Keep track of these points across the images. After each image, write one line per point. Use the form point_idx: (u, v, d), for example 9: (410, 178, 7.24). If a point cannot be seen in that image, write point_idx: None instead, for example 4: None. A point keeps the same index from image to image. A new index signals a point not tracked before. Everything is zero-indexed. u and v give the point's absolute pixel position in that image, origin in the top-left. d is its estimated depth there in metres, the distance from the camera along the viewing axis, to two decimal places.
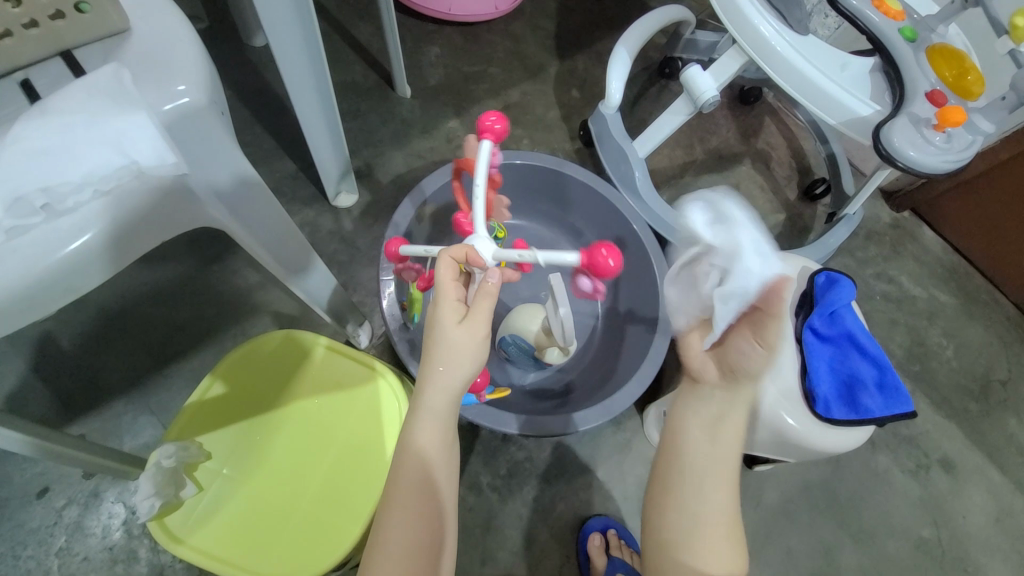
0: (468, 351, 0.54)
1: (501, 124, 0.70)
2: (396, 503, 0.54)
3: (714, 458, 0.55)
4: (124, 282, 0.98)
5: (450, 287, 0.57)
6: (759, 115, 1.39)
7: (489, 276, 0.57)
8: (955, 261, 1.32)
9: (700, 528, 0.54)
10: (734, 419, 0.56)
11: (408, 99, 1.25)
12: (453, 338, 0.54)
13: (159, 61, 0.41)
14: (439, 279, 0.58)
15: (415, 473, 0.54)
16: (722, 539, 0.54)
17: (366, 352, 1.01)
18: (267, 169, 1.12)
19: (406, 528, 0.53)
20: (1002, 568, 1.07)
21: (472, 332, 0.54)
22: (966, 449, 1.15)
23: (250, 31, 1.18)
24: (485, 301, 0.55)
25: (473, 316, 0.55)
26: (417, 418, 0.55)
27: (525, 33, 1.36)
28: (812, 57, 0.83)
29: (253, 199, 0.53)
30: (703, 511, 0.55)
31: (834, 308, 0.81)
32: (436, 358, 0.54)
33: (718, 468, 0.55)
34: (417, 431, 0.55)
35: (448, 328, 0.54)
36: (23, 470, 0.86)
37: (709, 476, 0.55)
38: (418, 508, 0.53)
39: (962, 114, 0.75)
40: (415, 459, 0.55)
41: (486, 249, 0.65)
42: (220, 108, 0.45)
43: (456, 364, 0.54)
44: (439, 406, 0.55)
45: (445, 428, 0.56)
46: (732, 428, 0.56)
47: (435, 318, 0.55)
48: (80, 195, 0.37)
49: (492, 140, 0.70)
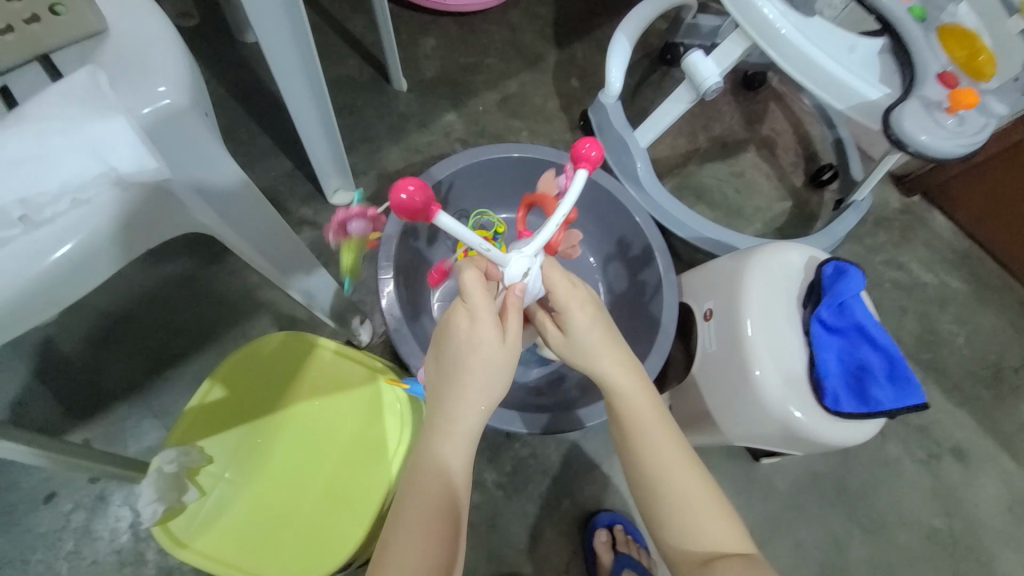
0: (506, 366, 0.56)
1: (597, 153, 0.59)
2: (425, 524, 0.51)
3: (646, 442, 0.60)
4: (122, 286, 0.98)
5: (487, 303, 0.56)
6: (764, 100, 1.35)
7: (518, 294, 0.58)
8: (967, 246, 1.28)
9: (664, 506, 0.58)
10: (643, 401, 0.61)
11: (404, 92, 1.23)
12: (495, 355, 0.55)
13: (138, 62, 0.40)
14: (468, 288, 0.56)
15: (434, 491, 0.52)
16: (688, 507, 0.57)
17: (367, 351, 1.01)
18: (263, 168, 1.11)
19: (427, 546, 0.50)
20: (1015, 556, 1.06)
21: (513, 348, 0.56)
22: (978, 438, 1.13)
23: (242, 27, 1.16)
24: (514, 315, 0.58)
25: (511, 332, 0.57)
26: (447, 436, 0.55)
27: (522, 21, 1.33)
28: (817, 39, 0.80)
29: (239, 201, 0.52)
30: (658, 486, 0.59)
31: (842, 300, 0.79)
32: (479, 375, 0.55)
33: (648, 449, 0.60)
34: (444, 446, 0.54)
35: (490, 344, 0.55)
36: (29, 476, 0.86)
37: (634, 452, 0.61)
38: (446, 524, 0.51)
39: (974, 96, 0.72)
40: (435, 476, 0.53)
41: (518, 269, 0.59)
42: (203, 109, 0.43)
43: (495, 380, 0.55)
44: (469, 419, 0.55)
45: (469, 445, 0.55)
46: (646, 418, 0.61)
47: (474, 334, 0.55)
48: (57, 204, 0.36)
49: (587, 169, 0.61)
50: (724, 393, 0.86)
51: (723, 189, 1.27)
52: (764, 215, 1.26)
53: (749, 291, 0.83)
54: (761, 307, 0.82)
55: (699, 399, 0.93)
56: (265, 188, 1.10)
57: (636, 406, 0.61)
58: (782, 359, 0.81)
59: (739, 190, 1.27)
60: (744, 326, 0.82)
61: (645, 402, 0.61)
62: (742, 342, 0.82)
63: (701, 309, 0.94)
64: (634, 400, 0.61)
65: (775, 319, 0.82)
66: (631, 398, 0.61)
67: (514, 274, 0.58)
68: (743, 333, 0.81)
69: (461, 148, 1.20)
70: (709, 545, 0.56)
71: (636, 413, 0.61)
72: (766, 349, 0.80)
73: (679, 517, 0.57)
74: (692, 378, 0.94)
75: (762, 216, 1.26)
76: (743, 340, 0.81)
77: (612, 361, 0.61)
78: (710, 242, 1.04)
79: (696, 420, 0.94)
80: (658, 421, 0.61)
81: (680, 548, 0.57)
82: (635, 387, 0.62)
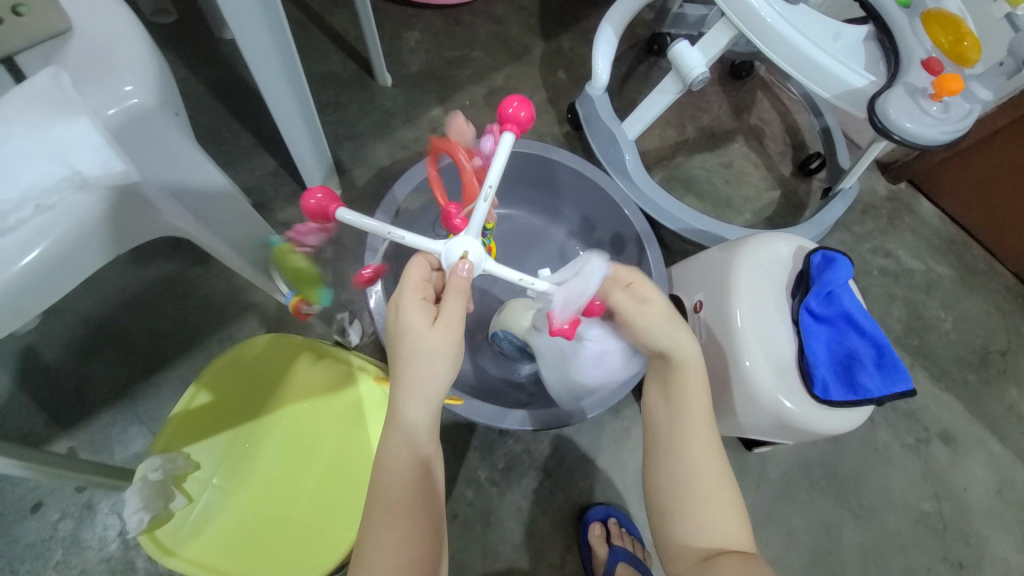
0: (446, 354, 0.53)
1: (525, 112, 0.61)
2: (395, 522, 0.51)
3: (689, 429, 0.64)
4: (103, 291, 0.96)
5: (415, 292, 0.55)
6: (752, 89, 1.35)
7: (460, 271, 0.55)
8: (953, 232, 1.30)
9: (688, 495, 0.61)
10: (698, 387, 0.66)
11: (389, 88, 1.21)
12: (429, 342, 0.52)
13: (101, 62, 0.40)
14: (406, 278, 0.56)
15: (398, 489, 0.53)
16: (710, 499, 0.60)
17: (357, 351, 0.99)
18: (246, 167, 1.09)
19: (401, 544, 0.51)
20: (1003, 537, 1.08)
21: (448, 335, 0.53)
22: (966, 421, 1.14)
23: (220, 23, 1.13)
24: (455, 298, 0.54)
25: (446, 318, 0.53)
26: (405, 435, 0.54)
27: (507, 13, 1.32)
28: (803, 27, 0.79)
29: (216, 198, 0.52)
30: (687, 473, 0.62)
31: (829, 290, 0.80)
32: (414, 367, 0.53)
33: (689, 433, 0.64)
34: (394, 441, 0.54)
35: (423, 333, 0.53)
36: (15, 486, 0.85)
37: (674, 435, 0.64)
38: (422, 518, 0.52)
39: (959, 82, 0.70)
40: (398, 476, 0.53)
41: (462, 244, 0.59)
42: (172, 109, 0.43)
43: (437, 371, 0.53)
44: (419, 414, 0.54)
45: (429, 436, 0.55)
46: (694, 406, 0.65)
47: (405, 325, 0.53)
48: (20, 212, 0.34)
49: (514, 131, 0.62)
50: (714, 383, 0.87)
51: (712, 179, 1.27)
52: (753, 205, 1.26)
53: (739, 282, 0.83)
54: (750, 297, 0.82)
55: None
56: (249, 188, 1.08)
57: (689, 389, 0.65)
58: (770, 349, 0.81)
59: (727, 180, 1.27)
60: (733, 317, 0.81)
61: (701, 388, 0.66)
62: (732, 333, 0.82)
63: (691, 301, 0.94)
64: (690, 383, 0.65)
65: (763, 309, 0.82)
66: (689, 379, 0.66)
67: (454, 252, 0.58)
68: (733, 323, 0.81)
69: None
70: (713, 541, 0.59)
71: (687, 398, 0.65)
72: (755, 339, 0.80)
73: (696, 507, 0.60)
74: None
75: (751, 206, 1.26)
76: (732, 332, 0.81)
77: (690, 346, 0.66)
78: (699, 234, 1.04)
79: None
80: (703, 411, 0.65)
81: (682, 541, 0.60)
82: (694, 372, 0.66)
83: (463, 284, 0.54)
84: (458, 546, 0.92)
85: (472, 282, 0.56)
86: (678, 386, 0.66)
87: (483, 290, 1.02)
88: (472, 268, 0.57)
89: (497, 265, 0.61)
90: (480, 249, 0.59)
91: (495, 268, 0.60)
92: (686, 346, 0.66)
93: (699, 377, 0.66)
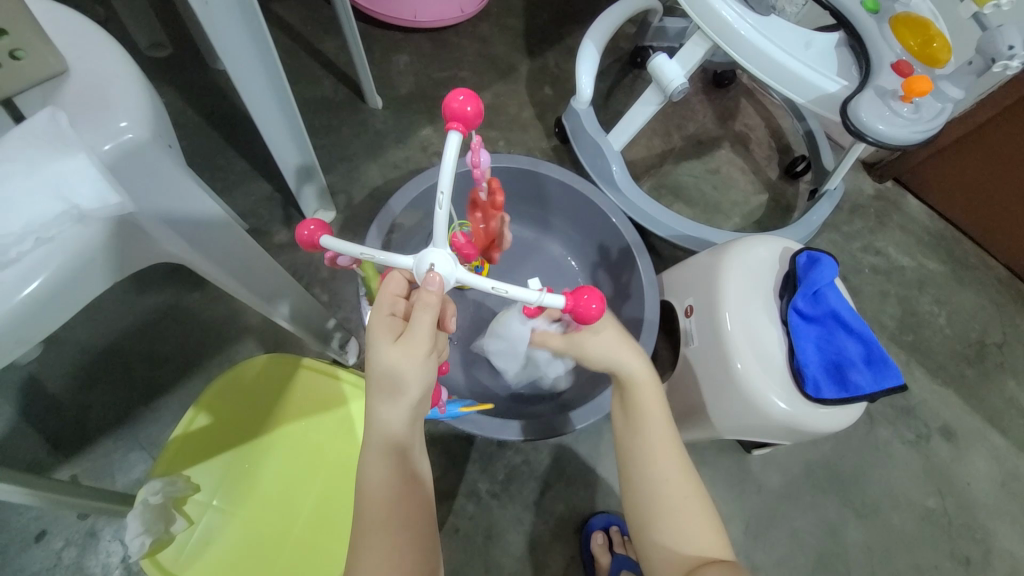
0: (410, 372, 0.53)
1: (472, 107, 0.57)
2: (384, 538, 0.53)
3: (650, 443, 0.65)
4: (102, 320, 0.98)
5: (386, 313, 0.57)
6: (735, 97, 1.38)
7: (429, 285, 0.55)
8: (942, 228, 1.31)
9: (662, 506, 0.62)
10: (651, 395, 0.67)
11: (379, 110, 1.24)
12: (391, 359, 0.53)
13: (99, 102, 0.43)
14: (381, 295, 0.59)
15: (380, 505, 0.54)
16: (682, 509, 0.62)
17: (354, 368, 1.02)
18: (242, 193, 1.12)
19: (392, 558, 0.52)
20: (1010, 532, 1.07)
21: (410, 351, 0.53)
22: (965, 416, 1.15)
23: (214, 54, 1.17)
24: (421, 316, 0.54)
25: (409, 335, 0.53)
26: (384, 450, 0.55)
27: (493, 33, 1.36)
28: (775, 36, 0.82)
29: (214, 229, 0.53)
30: (657, 486, 0.63)
31: (816, 289, 0.81)
32: (381, 386, 0.54)
33: (653, 446, 0.64)
34: (369, 459, 0.55)
35: (386, 349, 0.54)
36: (20, 515, 0.86)
37: (645, 445, 0.65)
38: (408, 532, 0.54)
39: (926, 82, 0.72)
40: (379, 491, 0.54)
41: (445, 267, 0.59)
42: (166, 143, 0.46)
43: (402, 388, 0.54)
44: (392, 431, 0.55)
45: (408, 453, 0.56)
46: (655, 420, 0.66)
47: (372, 341, 0.55)
48: (21, 245, 0.36)
49: (461, 128, 0.58)
50: (705, 388, 0.88)
51: (700, 186, 1.29)
52: (741, 209, 1.28)
53: (726, 285, 0.84)
54: (738, 300, 0.83)
55: (687, 395, 0.94)
56: (245, 213, 1.10)
57: (647, 401, 0.66)
58: (761, 350, 0.82)
59: (715, 186, 1.29)
60: (723, 320, 0.83)
61: (656, 399, 0.67)
62: (722, 336, 0.83)
63: (682, 306, 0.95)
64: (645, 397, 0.67)
65: (752, 311, 0.83)
66: (642, 394, 0.67)
67: (427, 260, 0.58)
68: (722, 325, 0.83)
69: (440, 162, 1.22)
70: (699, 549, 0.60)
71: (644, 412, 0.66)
72: (745, 341, 0.82)
73: (680, 515, 0.61)
74: (679, 376, 0.96)
75: (739, 211, 1.28)
76: (722, 335, 0.83)
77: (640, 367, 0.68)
78: (688, 239, 1.06)
79: (684, 414, 0.96)
80: (661, 424, 0.66)
81: (675, 551, 0.60)
82: (644, 383, 0.67)
83: (432, 300, 0.54)
84: (461, 560, 0.92)
85: (441, 296, 0.55)
86: (632, 399, 0.67)
87: (477, 304, 1.03)
88: (442, 281, 0.56)
89: (470, 274, 0.60)
90: (452, 260, 0.59)
91: (467, 277, 0.60)
92: (635, 367, 0.68)
93: (654, 389, 0.68)
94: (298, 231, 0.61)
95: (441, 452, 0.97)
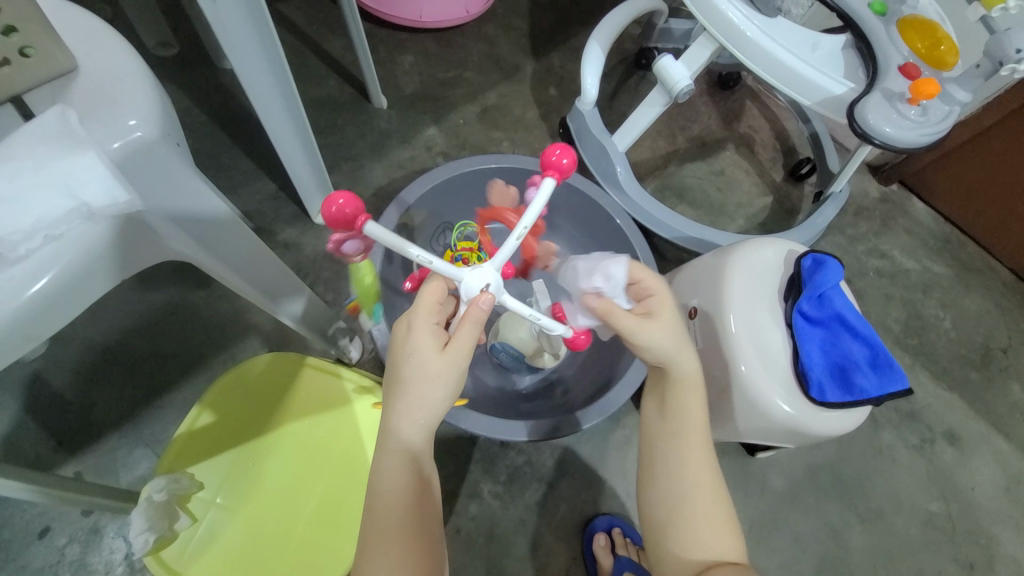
0: (448, 381, 0.54)
1: (567, 160, 0.62)
2: (399, 546, 0.53)
3: (681, 445, 0.64)
4: (107, 317, 0.98)
5: (427, 320, 0.56)
6: (740, 98, 1.38)
7: (482, 304, 0.55)
8: (948, 231, 1.31)
9: (680, 509, 0.62)
10: (693, 397, 0.65)
11: (384, 110, 1.24)
12: (436, 367, 0.53)
13: (107, 101, 0.43)
14: (422, 299, 0.58)
15: (395, 511, 0.54)
16: (705, 512, 0.61)
17: (357, 367, 1.03)
18: (246, 192, 1.12)
19: (404, 562, 0.53)
20: (1014, 538, 1.06)
21: (456, 360, 0.54)
22: (970, 420, 1.14)
23: (220, 54, 1.17)
24: (469, 328, 0.54)
25: (456, 342, 0.54)
26: (403, 457, 0.54)
27: (498, 34, 1.36)
28: (781, 38, 0.82)
29: (223, 228, 0.53)
30: (685, 488, 0.62)
31: (821, 291, 0.80)
32: (416, 391, 0.53)
33: (684, 451, 0.64)
34: (393, 462, 0.54)
35: (429, 355, 0.54)
36: (23, 512, 0.86)
37: (676, 447, 0.64)
38: (420, 539, 0.54)
39: (935, 85, 0.73)
40: (401, 497, 0.54)
41: (481, 279, 0.60)
42: (174, 141, 0.46)
43: (438, 394, 0.54)
44: (416, 440, 0.54)
45: (427, 460, 0.56)
46: (689, 423, 0.65)
47: (415, 344, 0.54)
48: (30, 242, 0.36)
49: (555, 177, 0.63)
50: (708, 389, 0.88)
51: (705, 187, 1.29)
52: (745, 211, 1.27)
53: (731, 286, 0.84)
54: (741, 301, 0.83)
55: None
56: (250, 211, 1.11)
57: (686, 404, 0.65)
58: (765, 353, 0.81)
59: (720, 188, 1.29)
60: (727, 322, 0.83)
61: (696, 401, 0.66)
62: (725, 338, 0.83)
63: (684, 307, 0.94)
64: (690, 399, 0.65)
65: (755, 313, 0.83)
66: (685, 394, 0.65)
67: (473, 287, 0.59)
68: (726, 328, 0.82)
69: (444, 162, 1.22)
70: (710, 553, 0.60)
71: (684, 414, 0.65)
72: (750, 343, 0.81)
73: (693, 520, 0.61)
74: None
75: (743, 213, 1.27)
76: (725, 337, 0.83)
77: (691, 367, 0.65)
78: (692, 240, 1.05)
79: None
80: (698, 428, 0.65)
81: (682, 554, 0.60)
82: (691, 384, 0.65)
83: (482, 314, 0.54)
84: (463, 561, 0.92)
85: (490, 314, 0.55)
86: (674, 400, 0.66)
87: None
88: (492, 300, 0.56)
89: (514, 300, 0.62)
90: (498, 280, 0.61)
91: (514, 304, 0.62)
92: (687, 366, 0.65)
93: (698, 392, 0.66)
94: (325, 202, 0.59)
95: (443, 453, 0.97)
